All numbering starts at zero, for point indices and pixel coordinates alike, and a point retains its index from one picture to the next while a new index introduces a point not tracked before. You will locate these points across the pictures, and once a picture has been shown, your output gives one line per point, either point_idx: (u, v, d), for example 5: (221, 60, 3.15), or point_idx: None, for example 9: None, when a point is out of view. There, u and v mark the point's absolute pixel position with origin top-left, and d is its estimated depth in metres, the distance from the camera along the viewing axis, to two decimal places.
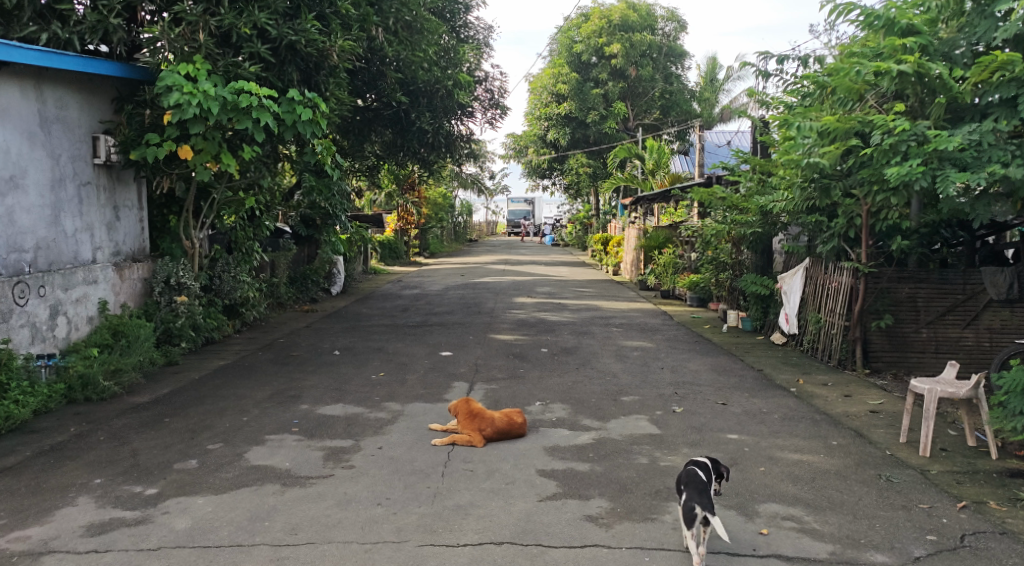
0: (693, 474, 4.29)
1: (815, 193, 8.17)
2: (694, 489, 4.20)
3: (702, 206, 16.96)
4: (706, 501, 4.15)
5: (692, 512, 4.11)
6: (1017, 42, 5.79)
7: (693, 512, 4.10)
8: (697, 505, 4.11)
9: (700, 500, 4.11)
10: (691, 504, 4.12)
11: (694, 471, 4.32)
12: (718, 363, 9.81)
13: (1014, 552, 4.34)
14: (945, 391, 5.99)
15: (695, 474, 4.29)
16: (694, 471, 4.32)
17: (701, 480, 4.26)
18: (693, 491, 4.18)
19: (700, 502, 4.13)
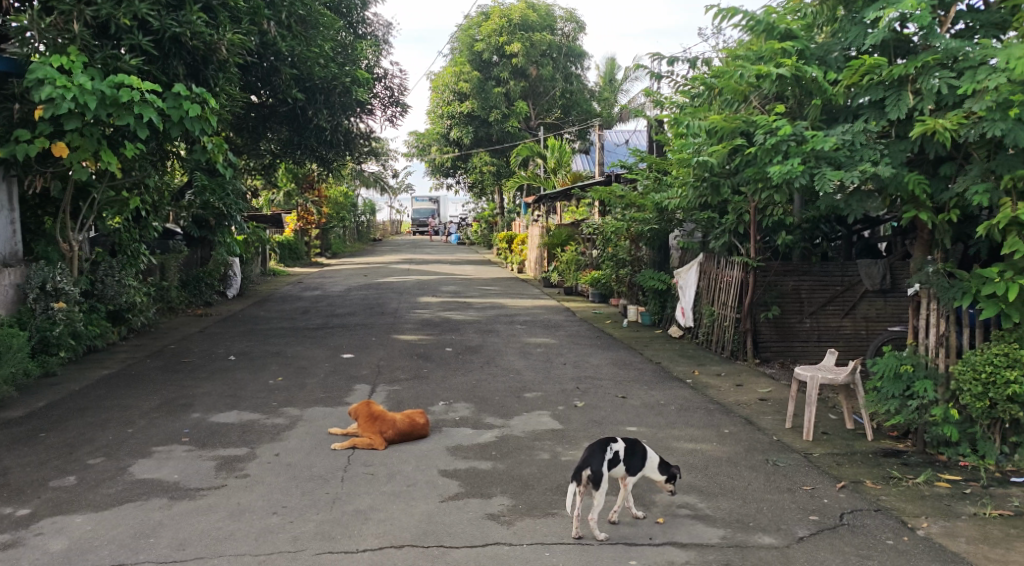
0: (603, 439, 4.55)
1: (707, 190, 8.43)
2: (594, 450, 4.47)
3: (602, 205, 17.25)
4: (599, 469, 4.37)
5: (580, 475, 4.40)
6: (885, 48, 6.12)
7: (578, 473, 4.40)
8: (586, 467, 4.38)
9: (588, 462, 4.39)
10: (581, 466, 4.40)
11: (609, 439, 4.55)
12: (619, 357, 10.04)
13: (886, 528, 4.61)
14: (825, 377, 6.31)
15: (603, 444, 4.51)
16: (610, 439, 4.56)
17: (608, 448, 4.49)
18: (591, 454, 4.44)
19: (591, 467, 4.37)
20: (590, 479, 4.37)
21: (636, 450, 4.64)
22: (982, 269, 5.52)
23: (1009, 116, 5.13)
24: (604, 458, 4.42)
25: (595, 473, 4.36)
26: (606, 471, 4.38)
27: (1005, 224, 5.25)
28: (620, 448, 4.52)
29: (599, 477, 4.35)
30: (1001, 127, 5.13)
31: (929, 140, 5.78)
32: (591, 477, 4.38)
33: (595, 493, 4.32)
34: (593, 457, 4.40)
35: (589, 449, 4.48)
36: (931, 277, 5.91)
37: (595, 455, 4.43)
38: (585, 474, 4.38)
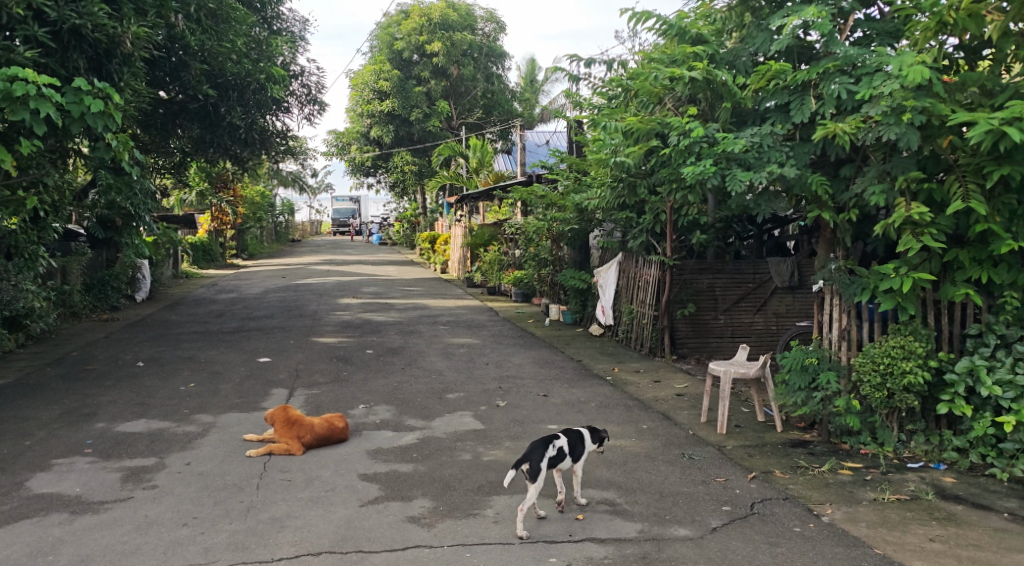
0: (547, 435, 4.66)
1: (624, 191, 8.60)
2: (534, 447, 4.54)
3: (524, 205, 17.33)
4: (537, 464, 4.46)
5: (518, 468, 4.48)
6: (789, 54, 6.39)
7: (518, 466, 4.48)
8: (525, 461, 4.46)
9: (528, 457, 4.46)
10: (520, 459, 4.48)
11: (553, 436, 4.67)
12: (541, 356, 10.11)
13: (793, 516, 4.79)
14: (737, 371, 6.51)
15: (547, 439, 4.63)
16: (554, 435, 4.68)
17: (550, 445, 4.60)
18: (531, 449, 4.52)
19: (530, 462, 4.46)
20: (527, 474, 4.45)
21: (576, 439, 4.82)
22: (879, 266, 5.79)
23: (903, 121, 5.36)
24: (544, 454, 4.52)
25: (532, 468, 4.45)
26: (544, 466, 4.47)
27: (900, 224, 5.52)
28: (563, 445, 4.66)
29: (536, 472, 4.44)
30: (895, 131, 5.37)
31: (831, 143, 6.04)
32: (529, 471, 4.46)
33: (531, 486, 4.41)
34: (533, 452, 4.49)
35: (531, 444, 4.57)
36: (834, 274, 6.19)
37: (536, 451, 4.52)
38: (523, 467, 4.47)
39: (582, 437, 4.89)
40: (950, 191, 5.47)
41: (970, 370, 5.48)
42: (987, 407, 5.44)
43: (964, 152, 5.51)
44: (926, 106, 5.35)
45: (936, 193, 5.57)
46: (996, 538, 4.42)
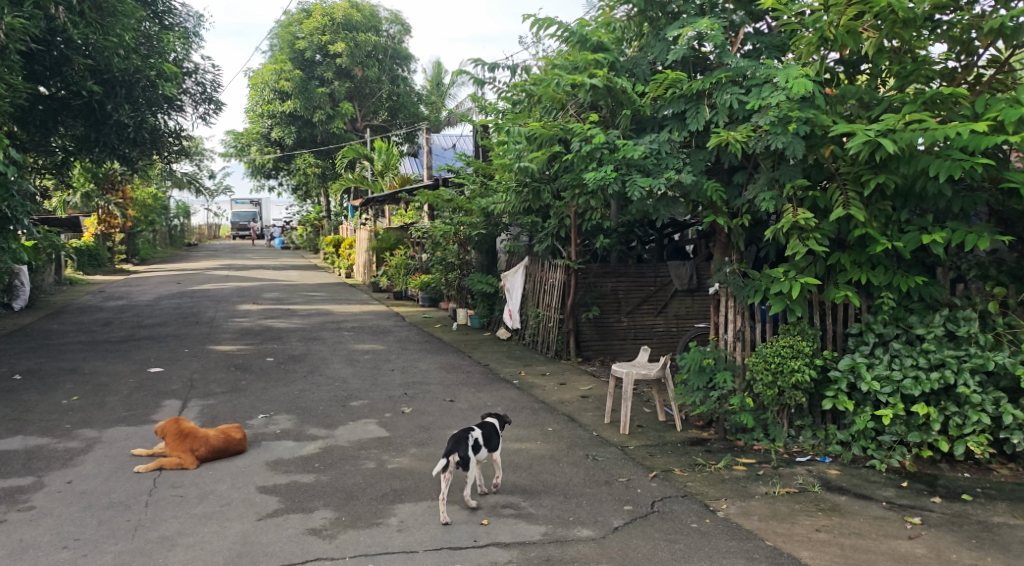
0: (466, 429, 4.95)
1: (529, 196, 8.68)
2: (456, 441, 4.81)
3: (431, 209, 17.23)
4: (464, 454, 4.76)
5: (446, 459, 4.72)
6: (685, 64, 6.60)
7: (447, 457, 4.73)
8: (454, 453, 4.72)
9: (454, 449, 4.73)
10: (449, 451, 4.72)
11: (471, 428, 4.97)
12: (448, 361, 10.06)
13: (692, 512, 4.92)
14: (639, 372, 6.66)
15: (467, 431, 4.93)
16: (472, 428, 4.99)
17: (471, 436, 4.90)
18: (455, 441, 4.79)
19: (459, 453, 4.74)
20: (457, 463, 4.73)
21: (491, 428, 5.16)
22: (770, 269, 6.05)
23: (789, 130, 5.63)
24: (468, 445, 4.81)
25: (461, 459, 4.73)
26: (471, 455, 4.77)
27: (788, 229, 5.77)
28: (481, 436, 4.97)
29: (466, 460, 4.75)
30: (782, 140, 5.63)
31: (725, 151, 6.28)
32: (458, 461, 4.74)
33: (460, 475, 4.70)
34: (461, 443, 4.78)
35: (455, 437, 4.84)
36: (729, 277, 6.40)
37: (461, 442, 4.81)
38: (454, 458, 4.72)
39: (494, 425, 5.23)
40: (833, 198, 5.75)
41: (852, 367, 5.77)
42: (868, 401, 5.76)
43: (845, 162, 5.80)
44: (810, 117, 5.62)
45: (821, 200, 5.84)
46: (876, 526, 4.67)
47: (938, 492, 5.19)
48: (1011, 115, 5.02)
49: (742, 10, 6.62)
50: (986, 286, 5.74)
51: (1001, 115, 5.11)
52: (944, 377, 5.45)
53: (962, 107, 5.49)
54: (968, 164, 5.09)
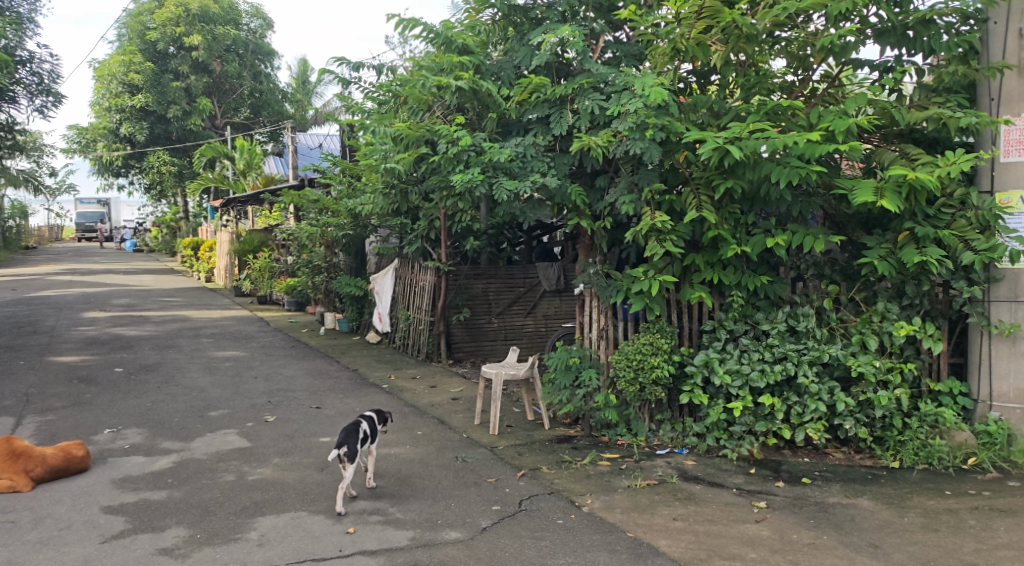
0: (354, 422, 5.15)
1: (396, 198, 8.57)
2: (346, 434, 4.99)
3: (296, 209, 16.69)
4: (353, 447, 4.95)
5: (337, 452, 4.90)
6: (549, 69, 6.76)
7: (337, 450, 4.90)
8: (344, 445, 4.90)
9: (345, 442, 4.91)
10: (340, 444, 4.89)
11: (358, 422, 5.17)
12: (314, 367, 9.79)
13: (558, 509, 5.02)
14: (508, 373, 6.72)
15: (354, 424, 5.11)
16: (359, 421, 5.20)
17: (359, 429, 5.10)
18: (345, 435, 4.97)
19: (349, 445, 4.92)
20: (347, 456, 4.91)
21: (372, 420, 5.39)
22: (630, 270, 6.24)
23: (646, 136, 5.86)
24: (356, 438, 5.01)
25: (350, 451, 4.92)
26: (359, 447, 4.97)
27: (646, 231, 6.00)
28: (367, 430, 5.19)
29: (354, 454, 4.94)
30: (640, 145, 5.85)
31: (587, 155, 6.46)
32: (347, 454, 4.92)
33: (350, 467, 4.88)
34: (351, 437, 4.96)
35: (344, 431, 5.02)
36: (593, 278, 6.57)
37: (350, 436, 4.99)
38: (343, 451, 4.90)
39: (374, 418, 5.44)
40: (688, 202, 6.03)
41: (705, 363, 6.07)
42: (720, 394, 6.08)
43: (698, 167, 6.11)
44: (665, 124, 5.91)
45: (677, 204, 6.13)
46: (727, 512, 4.94)
47: (782, 477, 5.55)
48: (840, 126, 5.46)
49: (602, 19, 6.86)
50: (822, 284, 6.17)
51: (832, 126, 5.54)
52: (786, 369, 5.87)
53: (799, 117, 5.90)
54: (805, 170, 5.50)
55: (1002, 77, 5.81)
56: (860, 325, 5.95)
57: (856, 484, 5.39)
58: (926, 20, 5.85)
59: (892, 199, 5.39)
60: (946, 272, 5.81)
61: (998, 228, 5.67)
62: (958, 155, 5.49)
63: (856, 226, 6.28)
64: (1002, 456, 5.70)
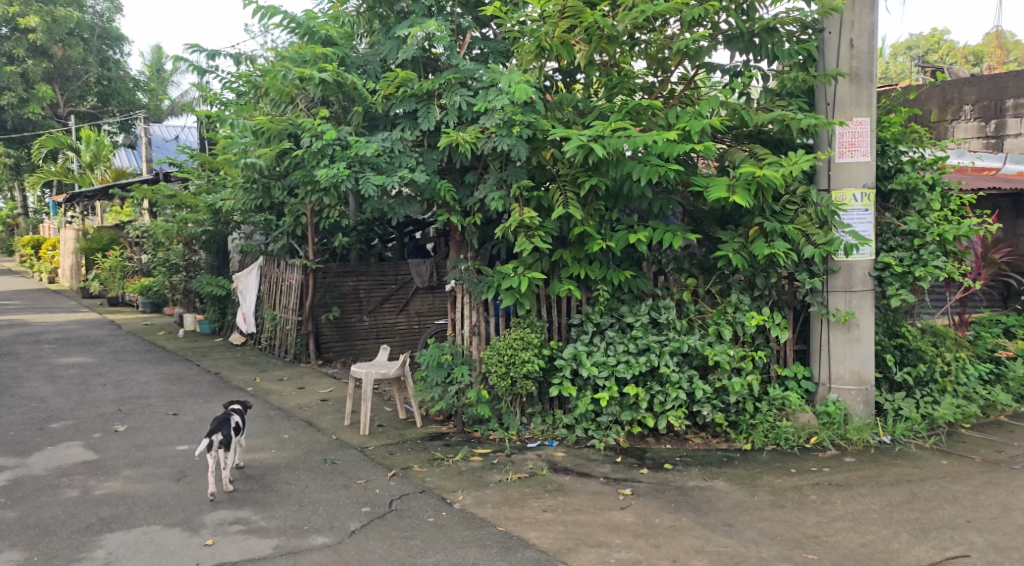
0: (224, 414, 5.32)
1: (259, 193, 8.22)
2: (218, 423, 5.16)
3: (151, 205, 15.70)
4: (228, 435, 5.14)
5: (211, 440, 5.06)
6: (415, 64, 6.70)
7: (211, 437, 5.06)
8: (219, 433, 5.08)
9: (220, 430, 5.10)
10: (214, 431, 5.06)
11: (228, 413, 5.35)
12: (171, 371, 9.26)
13: (429, 507, 4.98)
14: (378, 372, 6.60)
15: (224, 414, 5.29)
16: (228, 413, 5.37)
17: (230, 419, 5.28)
18: (219, 423, 5.14)
19: (223, 433, 5.10)
20: (221, 443, 5.09)
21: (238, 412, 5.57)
22: (500, 266, 6.26)
23: (513, 133, 5.92)
24: (229, 427, 5.20)
25: (225, 438, 5.11)
26: (234, 435, 5.16)
27: (515, 227, 6.04)
28: (237, 420, 5.38)
29: (230, 441, 5.15)
30: (507, 142, 5.90)
31: (456, 151, 6.44)
32: (222, 441, 5.10)
33: (225, 453, 5.07)
34: (223, 425, 5.14)
35: (216, 420, 5.18)
36: (464, 274, 6.55)
37: (223, 424, 5.18)
38: (218, 438, 5.07)
39: (240, 409, 5.65)
40: (555, 198, 6.12)
41: (574, 356, 6.20)
42: (588, 386, 6.23)
43: (563, 164, 6.23)
44: (531, 121, 6.00)
45: (545, 200, 6.21)
46: (594, 501, 5.06)
47: (645, 464, 5.75)
48: (696, 126, 5.71)
49: (469, 15, 6.85)
50: (682, 277, 6.44)
51: (688, 126, 5.78)
52: (649, 359, 6.09)
53: (658, 117, 6.12)
54: (664, 169, 5.71)
55: (836, 84, 6.26)
56: (715, 316, 6.27)
57: (712, 467, 5.67)
58: (769, 28, 6.23)
59: (743, 195, 5.69)
60: (791, 265, 6.22)
61: (835, 224, 6.13)
62: (799, 156, 5.87)
63: (712, 222, 6.55)
64: (840, 434, 6.13)
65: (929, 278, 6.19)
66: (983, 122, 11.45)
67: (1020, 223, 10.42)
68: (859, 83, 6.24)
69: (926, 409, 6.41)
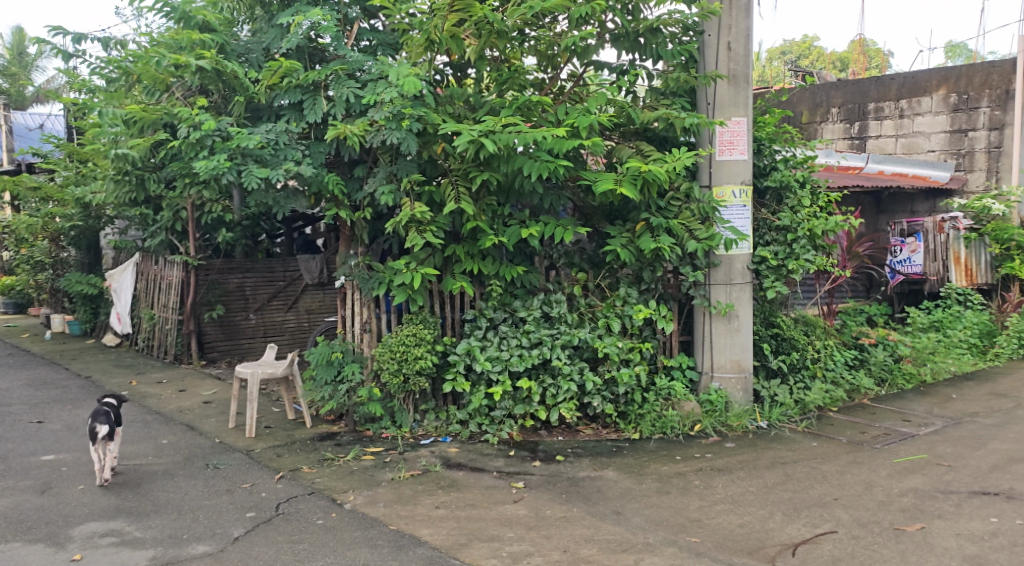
0: (101, 405, 5.30)
1: (132, 187, 7.77)
2: (99, 415, 5.16)
3: (12, 198, 14.59)
4: (111, 425, 5.15)
5: (94, 432, 5.06)
6: (300, 53, 6.49)
7: (95, 430, 5.06)
8: (101, 425, 5.08)
9: (104, 422, 5.11)
10: (96, 423, 5.06)
11: (106, 404, 5.33)
12: (37, 376, 8.64)
13: (318, 509, 4.86)
14: (265, 372, 6.37)
15: (103, 405, 5.28)
16: (106, 403, 5.35)
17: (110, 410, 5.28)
18: (100, 415, 5.14)
19: (106, 424, 5.12)
20: (105, 434, 5.10)
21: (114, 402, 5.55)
22: (392, 262, 6.16)
23: (403, 126, 5.85)
24: (111, 417, 5.21)
25: (108, 429, 5.12)
26: (117, 426, 5.19)
27: (406, 222, 5.97)
28: (116, 410, 5.38)
29: (113, 432, 5.17)
30: (397, 135, 5.83)
31: (344, 144, 6.29)
32: (106, 432, 5.12)
33: (109, 443, 5.10)
34: (107, 417, 5.15)
35: (96, 412, 5.17)
36: (354, 270, 6.40)
37: (105, 415, 5.19)
38: (101, 430, 5.08)
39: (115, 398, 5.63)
40: (446, 193, 6.08)
41: (467, 351, 6.20)
42: (481, 381, 6.24)
43: (454, 159, 6.21)
44: (421, 115, 5.93)
45: (436, 195, 6.16)
46: (487, 495, 5.08)
47: (538, 457, 5.82)
48: (584, 123, 5.81)
49: (356, 4, 6.67)
50: (572, 272, 6.56)
51: (577, 122, 5.88)
52: (542, 353, 6.17)
53: (548, 113, 6.18)
54: (554, 165, 5.79)
55: (715, 85, 6.51)
56: (605, 309, 6.41)
57: (602, 458, 5.80)
58: (653, 29, 6.44)
59: (630, 190, 5.84)
60: (676, 259, 6.42)
61: (716, 219, 6.38)
62: (682, 154, 6.12)
63: (601, 218, 6.64)
64: (721, 421, 6.38)
65: (801, 270, 6.61)
66: (848, 124, 12.22)
67: (880, 219, 11.29)
68: (736, 84, 6.50)
69: (798, 394, 6.79)
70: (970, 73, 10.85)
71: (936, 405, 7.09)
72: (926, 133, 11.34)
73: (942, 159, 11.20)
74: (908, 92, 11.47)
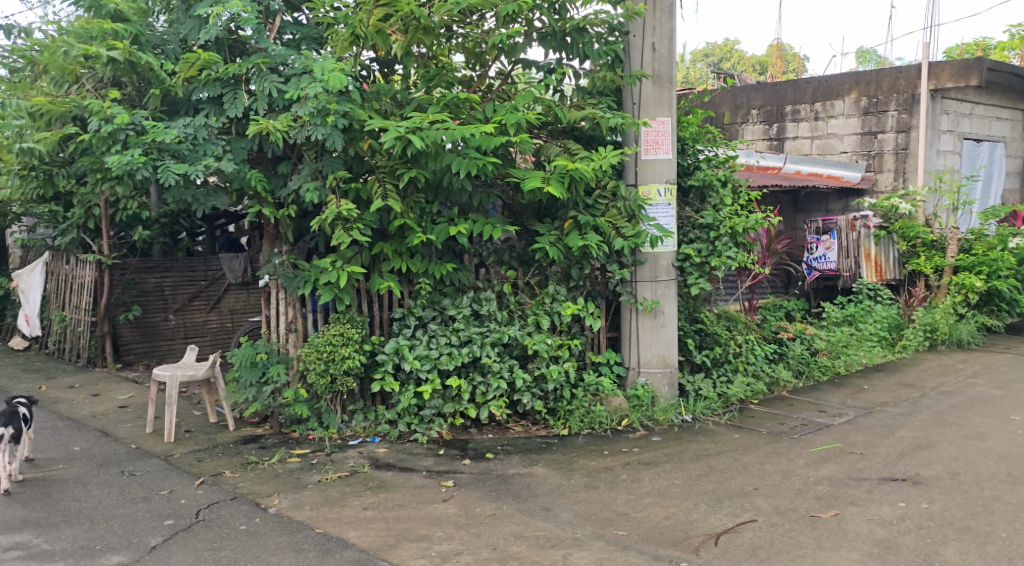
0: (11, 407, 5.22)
1: (40, 182, 7.40)
2: (8, 417, 5.09)
3: None
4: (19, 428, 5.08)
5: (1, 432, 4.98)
6: (220, 46, 6.30)
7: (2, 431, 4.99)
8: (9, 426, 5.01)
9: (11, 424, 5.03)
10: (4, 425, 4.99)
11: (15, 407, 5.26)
12: None
13: (240, 514, 4.73)
14: (184, 375, 6.16)
15: (12, 408, 5.20)
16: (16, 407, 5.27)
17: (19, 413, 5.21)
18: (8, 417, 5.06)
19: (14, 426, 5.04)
20: (12, 436, 5.02)
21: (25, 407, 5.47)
22: (317, 260, 6.04)
23: (328, 122, 5.75)
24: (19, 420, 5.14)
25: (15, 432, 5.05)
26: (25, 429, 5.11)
27: (332, 220, 5.86)
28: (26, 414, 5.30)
29: (21, 435, 5.09)
30: (321, 131, 5.73)
31: (267, 140, 6.14)
32: (13, 434, 5.04)
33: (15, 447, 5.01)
34: (15, 419, 5.08)
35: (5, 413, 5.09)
36: (278, 269, 6.25)
37: (13, 418, 5.11)
38: (8, 432, 5.00)
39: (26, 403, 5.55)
40: (373, 190, 6.00)
41: (396, 350, 6.14)
42: (410, 380, 6.18)
43: (382, 156, 6.12)
44: (346, 111, 5.84)
45: (363, 192, 6.07)
46: (416, 495, 5.04)
47: (467, 455, 5.80)
48: (512, 120, 5.82)
49: None
50: (502, 270, 6.57)
51: (504, 119, 5.89)
52: (471, 351, 6.16)
53: (476, 111, 6.17)
54: (482, 162, 5.79)
55: (640, 85, 6.62)
56: (534, 307, 6.45)
57: (531, 454, 5.82)
58: (579, 28, 6.47)
59: (556, 188, 5.90)
60: (603, 256, 6.50)
61: (642, 217, 6.48)
62: (607, 152, 6.21)
63: (529, 216, 6.65)
64: (647, 415, 6.50)
65: (723, 267, 6.78)
66: (767, 126, 12.64)
67: (797, 217, 11.71)
68: (660, 85, 6.63)
69: (721, 388, 6.98)
70: (879, 78, 11.32)
71: (849, 396, 7.38)
72: (839, 135, 11.79)
73: (854, 159, 11.66)
74: (822, 95, 11.89)
